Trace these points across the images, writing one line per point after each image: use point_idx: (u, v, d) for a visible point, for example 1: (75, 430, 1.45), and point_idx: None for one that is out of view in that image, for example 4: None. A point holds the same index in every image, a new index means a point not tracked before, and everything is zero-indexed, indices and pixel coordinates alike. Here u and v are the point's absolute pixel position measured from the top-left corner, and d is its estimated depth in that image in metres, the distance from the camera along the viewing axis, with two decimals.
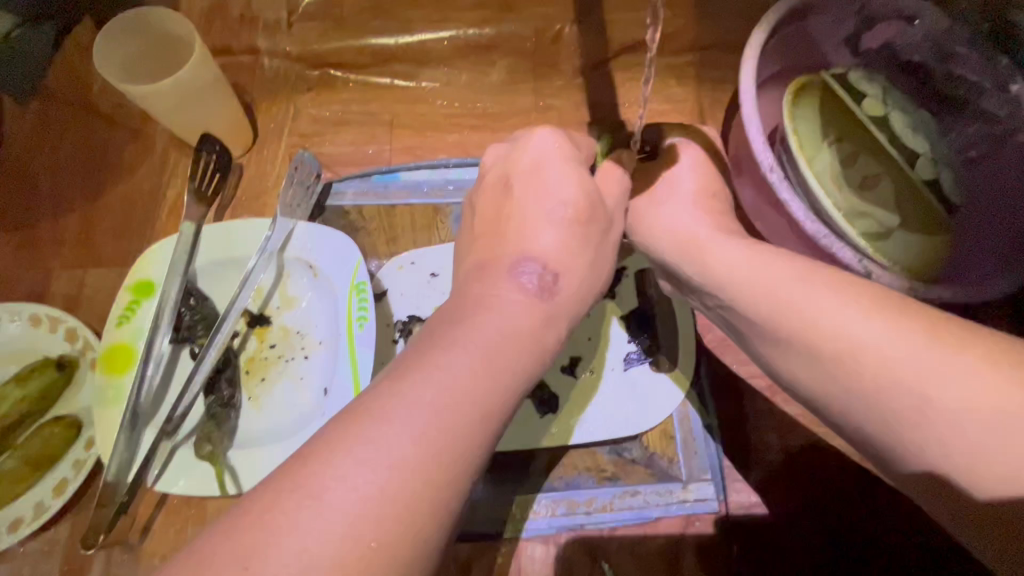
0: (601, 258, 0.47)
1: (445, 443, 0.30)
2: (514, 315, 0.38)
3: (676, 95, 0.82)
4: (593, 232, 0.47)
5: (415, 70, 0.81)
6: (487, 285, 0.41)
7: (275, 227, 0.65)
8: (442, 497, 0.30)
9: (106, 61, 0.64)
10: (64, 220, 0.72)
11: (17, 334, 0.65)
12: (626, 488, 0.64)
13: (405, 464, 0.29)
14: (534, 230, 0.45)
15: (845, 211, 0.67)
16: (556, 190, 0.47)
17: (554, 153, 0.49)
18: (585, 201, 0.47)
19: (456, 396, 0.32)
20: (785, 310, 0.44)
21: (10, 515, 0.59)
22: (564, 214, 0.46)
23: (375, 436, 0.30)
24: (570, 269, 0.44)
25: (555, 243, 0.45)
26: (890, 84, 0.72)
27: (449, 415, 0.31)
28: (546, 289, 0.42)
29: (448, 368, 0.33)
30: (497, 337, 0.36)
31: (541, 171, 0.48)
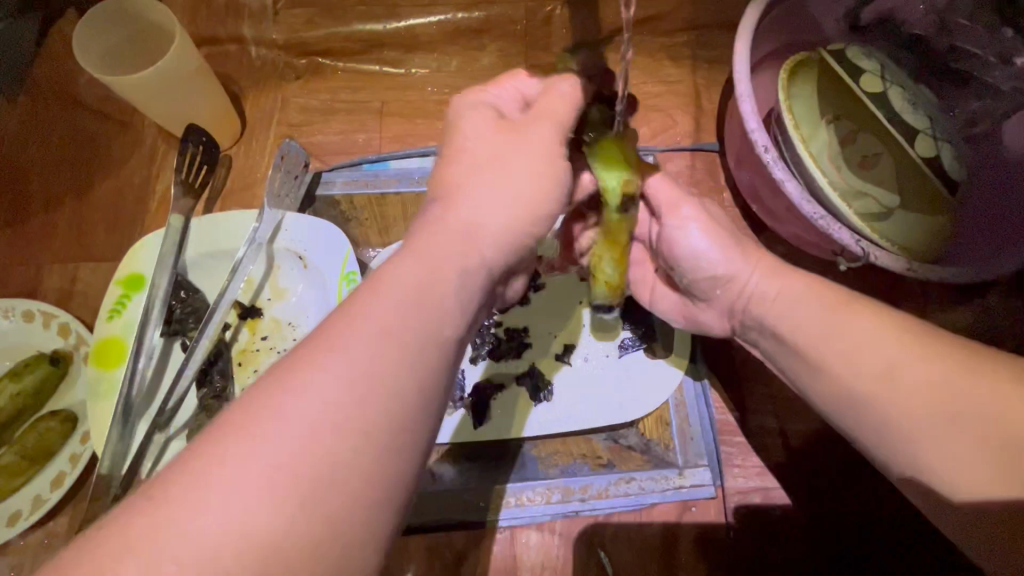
0: (530, 185, 0.44)
1: (386, 405, 0.30)
2: (418, 255, 0.37)
3: (671, 76, 0.80)
4: (515, 160, 0.44)
5: (404, 56, 0.80)
6: (431, 235, 0.39)
7: (264, 218, 0.65)
8: (392, 463, 0.30)
9: (87, 52, 0.63)
10: (56, 214, 0.73)
11: (10, 330, 0.65)
12: (621, 475, 0.64)
13: (342, 422, 0.29)
14: (452, 173, 0.45)
15: (843, 192, 0.64)
16: (472, 125, 0.47)
17: (469, 108, 0.49)
18: (496, 145, 0.45)
19: (382, 354, 0.31)
20: (815, 333, 0.45)
21: (9, 508, 0.59)
22: (477, 145, 0.46)
23: (310, 405, 0.29)
24: (501, 213, 0.42)
25: (476, 181, 0.43)
26: (892, 58, 0.69)
27: (381, 373, 0.31)
28: (456, 221, 0.41)
29: (372, 323, 0.32)
30: (430, 289, 0.35)
31: (459, 124, 0.48)
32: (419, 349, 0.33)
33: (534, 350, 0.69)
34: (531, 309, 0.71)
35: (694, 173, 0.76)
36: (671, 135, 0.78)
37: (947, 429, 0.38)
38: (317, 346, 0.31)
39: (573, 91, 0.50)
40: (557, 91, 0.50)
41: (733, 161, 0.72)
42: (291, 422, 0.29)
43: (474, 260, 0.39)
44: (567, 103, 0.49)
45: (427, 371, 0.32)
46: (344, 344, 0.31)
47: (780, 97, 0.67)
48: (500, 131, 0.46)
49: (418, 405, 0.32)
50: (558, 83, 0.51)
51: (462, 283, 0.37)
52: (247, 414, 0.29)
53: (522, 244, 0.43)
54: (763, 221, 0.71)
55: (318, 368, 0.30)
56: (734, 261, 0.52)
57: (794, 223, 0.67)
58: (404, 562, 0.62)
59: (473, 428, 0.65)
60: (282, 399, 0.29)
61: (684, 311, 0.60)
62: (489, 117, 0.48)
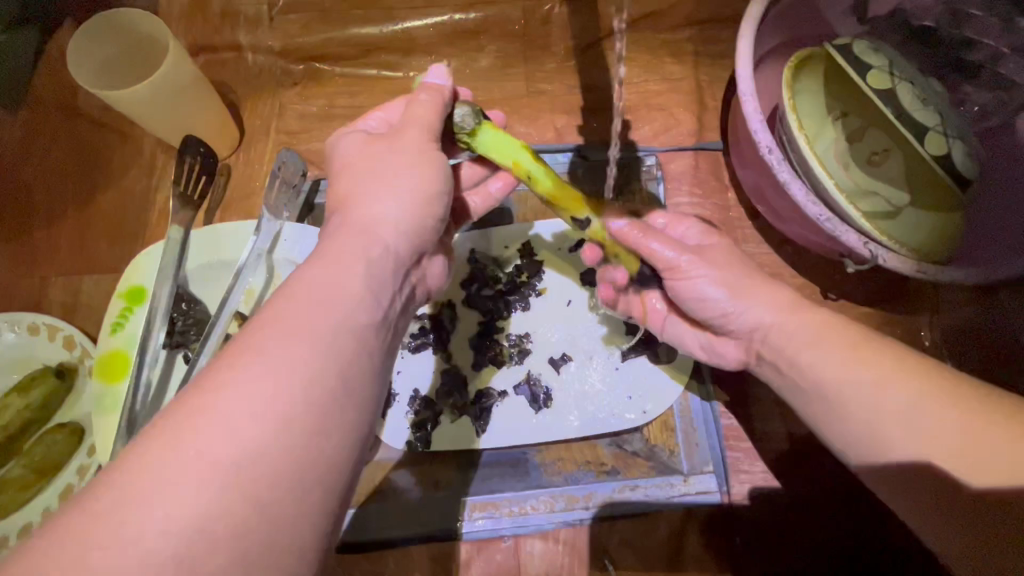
0: (415, 181, 0.45)
1: (298, 403, 0.31)
2: (305, 269, 0.38)
3: (674, 74, 0.78)
4: (392, 163, 0.45)
5: (402, 60, 0.79)
6: (334, 243, 0.40)
7: (262, 230, 0.64)
8: (316, 443, 0.31)
9: (82, 64, 0.63)
10: (59, 227, 0.73)
11: (15, 343, 0.66)
12: (625, 481, 0.63)
13: (260, 414, 0.30)
14: (342, 193, 0.45)
15: (849, 191, 0.63)
16: (346, 149, 0.48)
17: (344, 135, 0.49)
18: (369, 155, 0.46)
19: (297, 350, 0.33)
20: (831, 361, 0.44)
21: (19, 521, 0.59)
22: (353, 162, 0.47)
23: (230, 400, 0.30)
24: (398, 205, 0.44)
25: (365, 189, 0.44)
26: (901, 58, 0.66)
27: (293, 366, 0.32)
28: (348, 225, 0.42)
29: (284, 329, 0.33)
30: (338, 287, 0.37)
31: (336, 150, 0.49)
32: (332, 340, 0.34)
33: (534, 356, 0.68)
34: (534, 315, 0.70)
35: (697, 174, 0.75)
36: (673, 134, 0.77)
37: (940, 443, 0.38)
38: (235, 348, 0.33)
39: (435, 95, 0.48)
40: (418, 98, 0.48)
41: (738, 161, 0.71)
42: (210, 417, 0.29)
43: (373, 255, 0.40)
44: (431, 107, 0.47)
45: (343, 358, 0.34)
46: (256, 343, 0.32)
47: (786, 96, 0.65)
48: (371, 146, 0.47)
49: (338, 392, 0.33)
50: (420, 91, 0.48)
51: (361, 279, 0.38)
52: (177, 414, 0.30)
53: (422, 231, 0.45)
54: (771, 221, 0.69)
55: (235, 376, 0.31)
56: (751, 313, 0.50)
57: (799, 225, 0.65)
58: (408, 570, 0.62)
59: (477, 437, 0.64)
60: (199, 397, 0.30)
61: (706, 343, 0.57)
62: (358, 138, 0.48)
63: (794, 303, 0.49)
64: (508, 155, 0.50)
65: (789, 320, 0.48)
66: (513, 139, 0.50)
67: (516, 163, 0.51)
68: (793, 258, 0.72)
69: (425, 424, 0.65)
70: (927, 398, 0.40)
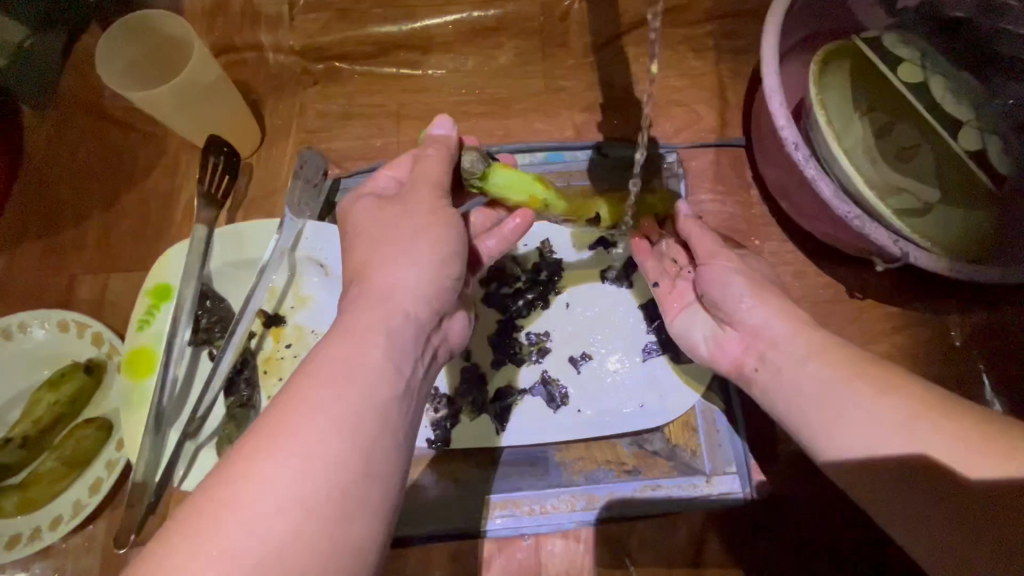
0: (430, 245, 0.45)
1: (325, 485, 0.33)
2: (325, 350, 0.39)
3: (694, 69, 0.77)
4: (407, 226, 0.46)
5: (420, 57, 0.79)
6: (353, 318, 0.41)
7: (285, 228, 0.64)
8: (343, 528, 0.33)
9: (110, 67, 0.64)
10: (86, 226, 0.75)
11: (45, 340, 0.67)
12: (647, 482, 0.62)
13: (284, 506, 0.32)
14: (357, 262, 0.46)
15: (879, 187, 0.61)
16: (358, 217, 0.48)
17: (352, 197, 0.50)
18: (381, 221, 0.46)
19: (320, 435, 0.34)
20: (841, 379, 0.47)
21: (51, 513, 0.61)
22: (367, 230, 0.47)
23: (255, 491, 0.32)
24: (414, 272, 0.44)
25: (383, 255, 0.45)
26: (932, 49, 0.65)
27: (314, 452, 0.33)
28: (361, 295, 0.43)
29: (309, 406, 0.35)
30: (359, 360, 0.38)
31: (349, 216, 0.49)
32: (354, 418, 0.36)
33: (552, 355, 0.68)
34: (554, 313, 0.69)
35: (720, 170, 0.74)
36: (695, 131, 0.75)
37: (926, 450, 0.41)
38: (259, 434, 0.34)
39: (442, 150, 0.49)
40: (426, 154, 0.49)
41: (761, 158, 0.69)
42: (240, 504, 0.31)
43: (391, 328, 0.41)
44: (440, 162, 0.49)
45: (366, 437, 0.36)
46: (281, 427, 0.34)
47: (814, 90, 0.63)
48: (382, 212, 0.47)
49: (362, 468, 0.35)
50: (426, 146, 0.50)
51: (382, 355, 0.39)
52: (203, 502, 0.32)
53: (440, 291, 0.46)
54: (795, 218, 0.68)
55: (262, 459, 0.33)
56: (757, 316, 0.54)
57: (825, 223, 0.63)
58: (430, 568, 0.62)
59: (496, 435, 0.64)
60: (225, 489, 0.32)
61: (711, 339, 0.58)
62: (368, 203, 0.48)
63: (797, 319, 0.53)
64: (523, 188, 0.54)
65: (791, 329, 0.52)
66: (522, 173, 0.54)
67: (531, 197, 0.54)
68: (819, 257, 0.71)
69: (444, 421, 0.65)
70: (922, 413, 0.42)
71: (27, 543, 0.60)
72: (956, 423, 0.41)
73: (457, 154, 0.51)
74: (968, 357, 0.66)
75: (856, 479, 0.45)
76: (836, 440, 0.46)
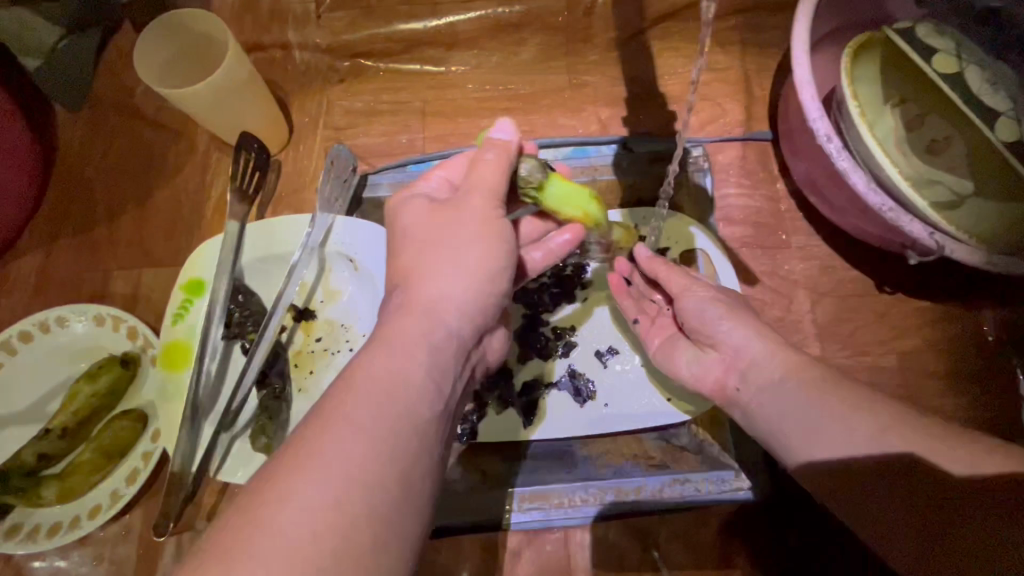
0: (481, 257, 0.45)
1: (367, 502, 0.33)
2: (371, 364, 0.39)
3: (719, 63, 0.77)
4: (458, 236, 0.45)
5: (444, 55, 0.79)
6: (398, 329, 0.42)
7: (315, 223, 0.65)
8: (378, 554, 0.33)
9: (146, 66, 0.65)
10: (119, 222, 0.76)
11: (82, 333, 0.69)
12: (676, 475, 0.62)
13: (320, 531, 0.32)
14: (406, 267, 0.45)
15: (912, 179, 0.60)
16: (408, 220, 0.47)
17: (401, 197, 0.49)
18: (434, 226, 0.46)
19: (361, 451, 0.35)
20: (831, 388, 0.47)
21: (90, 502, 0.63)
22: (418, 234, 0.46)
23: (293, 512, 0.32)
24: (462, 286, 0.44)
25: (432, 266, 0.44)
26: (966, 39, 0.63)
27: (353, 472, 0.34)
28: (407, 304, 0.43)
29: (349, 421, 0.36)
30: (402, 378, 0.39)
31: (397, 217, 0.48)
32: (394, 439, 0.36)
33: (578, 349, 0.68)
34: (580, 307, 0.70)
35: (746, 165, 0.74)
36: (720, 125, 0.75)
37: (901, 458, 0.42)
38: (294, 451, 0.35)
39: (502, 154, 0.47)
40: (483, 157, 0.47)
41: (789, 152, 0.69)
42: (284, 518, 0.32)
43: (436, 340, 0.42)
44: (498, 167, 0.47)
45: (405, 455, 0.36)
46: (322, 443, 0.34)
47: (846, 81, 0.62)
48: (435, 218, 0.46)
49: (401, 485, 0.35)
50: (485, 149, 0.47)
51: (423, 372, 0.40)
52: (245, 515, 0.32)
53: (483, 309, 0.46)
54: (823, 211, 0.67)
55: (300, 474, 0.33)
56: (737, 336, 0.53)
57: (856, 216, 0.63)
58: (460, 560, 0.62)
59: (523, 429, 0.65)
60: (266, 504, 0.32)
61: (692, 360, 0.57)
62: (421, 205, 0.47)
63: (770, 339, 0.52)
64: (579, 204, 0.51)
65: (770, 350, 0.51)
66: (581, 188, 0.51)
67: (585, 214, 0.52)
68: (848, 251, 0.70)
69: (470, 414, 0.65)
70: (903, 421, 0.44)
71: (67, 531, 0.62)
72: (925, 434, 0.42)
73: (516, 162, 0.49)
74: (1003, 352, 0.65)
75: (818, 479, 0.46)
76: (810, 443, 0.46)
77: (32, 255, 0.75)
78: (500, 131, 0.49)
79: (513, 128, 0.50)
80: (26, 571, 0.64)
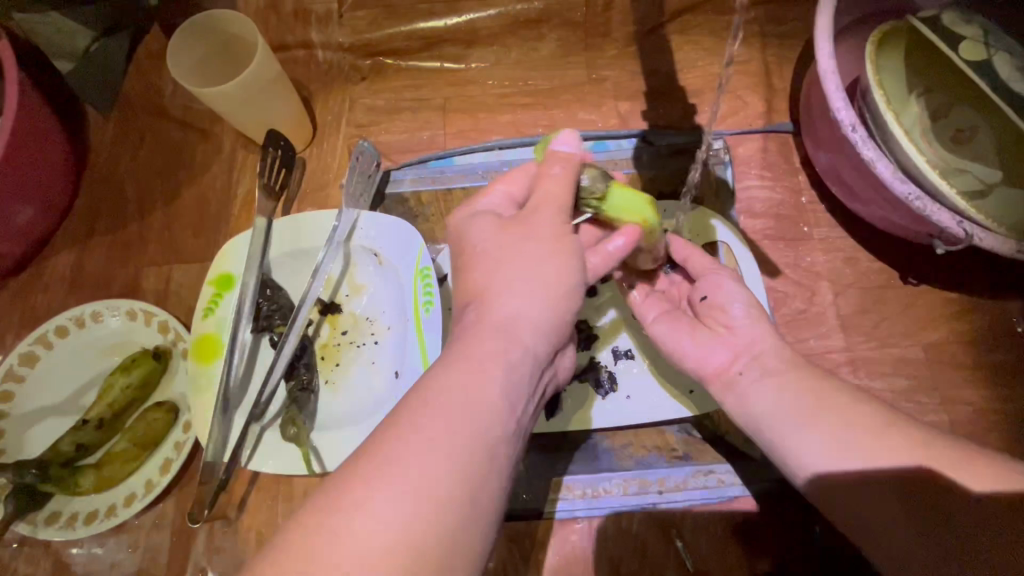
0: (553, 273, 0.46)
1: (440, 509, 0.34)
2: (452, 378, 0.40)
3: (739, 55, 0.77)
4: (531, 252, 0.46)
5: (463, 52, 0.80)
6: (476, 346, 0.43)
7: (341, 218, 0.67)
8: (446, 566, 0.34)
9: (178, 64, 0.66)
10: (150, 219, 0.78)
11: (117, 327, 0.71)
12: (699, 467, 0.63)
13: (394, 540, 0.32)
14: (476, 282, 0.47)
15: (939, 167, 0.59)
16: (478, 235, 0.49)
17: (468, 214, 0.51)
18: (502, 242, 0.47)
19: (437, 461, 0.35)
20: (820, 391, 0.48)
21: (125, 491, 0.64)
22: (487, 250, 0.48)
23: (366, 520, 0.33)
24: (536, 302, 0.45)
25: (506, 280, 0.46)
26: (995, 27, 0.63)
27: (427, 485, 0.34)
28: (483, 320, 0.45)
29: (427, 432, 0.37)
30: (481, 395, 0.40)
31: (465, 235, 0.50)
32: (470, 454, 0.37)
33: (601, 341, 0.69)
34: (600, 300, 0.70)
35: (768, 157, 0.73)
36: (741, 117, 0.75)
37: (913, 467, 0.42)
38: (371, 454, 0.36)
39: (568, 167, 0.48)
40: (550, 172, 0.48)
41: (811, 143, 0.69)
42: (360, 517, 0.33)
43: (514, 358, 0.43)
44: (565, 182, 0.48)
45: (478, 468, 0.37)
46: (398, 452, 0.35)
47: (870, 70, 0.62)
48: (506, 234, 0.48)
49: (472, 495, 0.36)
50: (551, 163, 0.49)
51: (501, 390, 0.41)
52: (320, 511, 0.33)
53: (556, 326, 0.47)
54: (846, 203, 0.67)
55: (378, 478, 0.34)
56: (752, 328, 0.54)
57: (881, 207, 0.62)
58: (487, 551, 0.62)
59: (546, 420, 0.65)
60: (344, 504, 0.33)
61: (699, 340, 0.56)
62: (489, 222, 0.49)
63: (777, 342, 0.53)
64: (640, 210, 0.52)
65: (778, 349, 0.52)
66: (640, 196, 0.52)
67: (644, 221, 0.52)
68: (872, 243, 0.70)
69: None
70: (916, 432, 0.43)
71: (104, 519, 0.63)
72: (933, 445, 0.42)
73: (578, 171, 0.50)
74: None
75: (826, 493, 0.46)
76: (809, 444, 0.46)
77: (66, 252, 0.77)
78: (563, 142, 0.51)
79: (574, 138, 0.51)
80: (65, 557, 0.66)
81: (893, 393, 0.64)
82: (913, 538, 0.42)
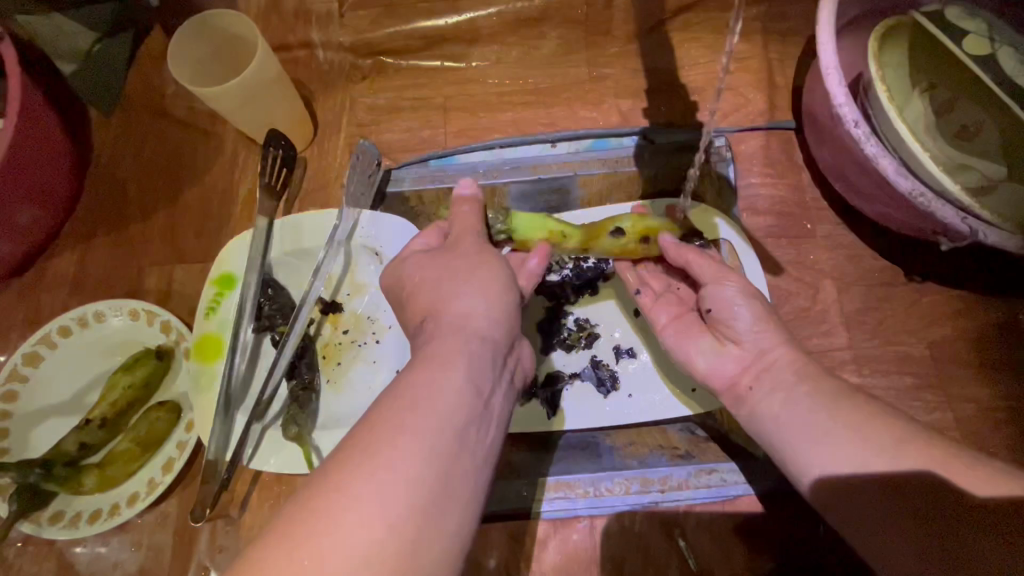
0: (487, 277, 0.50)
1: (415, 493, 0.34)
2: (411, 374, 0.41)
3: (741, 52, 0.76)
4: (459, 268, 0.50)
5: (464, 51, 0.80)
6: (435, 345, 0.44)
7: (343, 217, 0.67)
8: (425, 547, 0.33)
9: (179, 65, 0.66)
10: (152, 219, 0.78)
11: (120, 327, 0.71)
12: (702, 466, 0.62)
13: (372, 525, 0.32)
14: (417, 310, 0.50)
15: (944, 162, 0.59)
16: (411, 271, 0.53)
17: (398, 259, 0.56)
18: (431, 270, 0.51)
19: (409, 448, 0.35)
20: (833, 398, 0.48)
21: (128, 490, 0.65)
22: (420, 281, 0.51)
23: (346, 511, 0.32)
24: (480, 301, 0.48)
25: (447, 294, 0.48)
26: (1000, 22, 0.64)
27: (401, 471, 0.34)
28: (437, 325, 0.46)
29: (396, 422, 0.37)
30: (445, 383, 0.40)
31: (399, 276, 0.54)
32: (440, 438, 0.37)
33: (602, 338, 0.69)
34: (601, 298, 0.70)
35: (770, 154, 0.73)
36: (743, 114, 0.74)
37: (917, 470, 0.42)
38: (347, 451, 0.36)
39: (474, 205, 0.56)
40: (461, 211, 0.56)
41: (814, 140, 0.68)
42: (339, 511, 0.32)
43: (473, 346, 0.44)
44: (474, 217, 0.56)
45: (449, 451, 0.37)
46: (373, 447, 0.35)
47: (872, 65, 0.61)
48: (431, 263, 0.52)
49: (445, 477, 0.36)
50: (459, 204, 0.56)
51: (465, 377, 0.41)
52: (299, 510, 0.33)
53: (506, 316, 0.49)
54: (850, 199, 0.66)
55: (354, 471, 0.34)
56: (758, 337, 0.54)
57: (885, 204, 0.62)
58: (488, 550, 0.62)
59: (547, 419, 0.65)
60: (324, 499, 0.33)
61: (711, 352, 0.56)
62: (418, 259, 0.54)
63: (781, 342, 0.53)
64: (542, 226, 0.59)
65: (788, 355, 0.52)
66: (538, 216, 0.60)
67: (551, 232, 0.59)
68: (874, 240, 0.69)
69: None
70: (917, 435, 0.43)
71: (107, 518, 0.63)
72: (937, 447, 0.42)
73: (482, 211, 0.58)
74: None
75: (833, 495, 0.46)
76: (818, 444, 0.46)
77: (69, 252, 0.78)
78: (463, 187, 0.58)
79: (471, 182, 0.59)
80: (69, 556, 0.66)
81: (898, 390, 0.64)
82: (917, 545, 0.41)
